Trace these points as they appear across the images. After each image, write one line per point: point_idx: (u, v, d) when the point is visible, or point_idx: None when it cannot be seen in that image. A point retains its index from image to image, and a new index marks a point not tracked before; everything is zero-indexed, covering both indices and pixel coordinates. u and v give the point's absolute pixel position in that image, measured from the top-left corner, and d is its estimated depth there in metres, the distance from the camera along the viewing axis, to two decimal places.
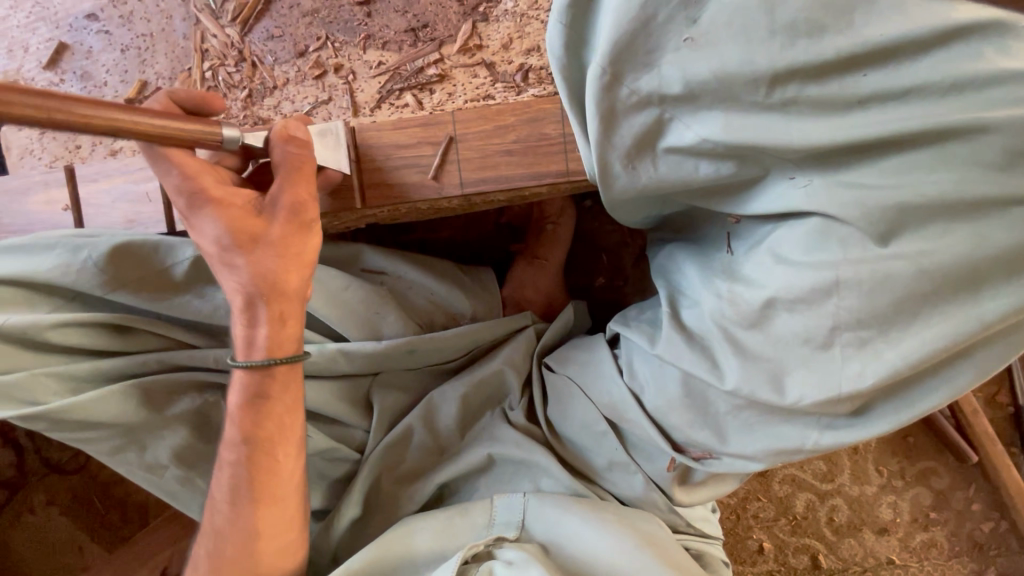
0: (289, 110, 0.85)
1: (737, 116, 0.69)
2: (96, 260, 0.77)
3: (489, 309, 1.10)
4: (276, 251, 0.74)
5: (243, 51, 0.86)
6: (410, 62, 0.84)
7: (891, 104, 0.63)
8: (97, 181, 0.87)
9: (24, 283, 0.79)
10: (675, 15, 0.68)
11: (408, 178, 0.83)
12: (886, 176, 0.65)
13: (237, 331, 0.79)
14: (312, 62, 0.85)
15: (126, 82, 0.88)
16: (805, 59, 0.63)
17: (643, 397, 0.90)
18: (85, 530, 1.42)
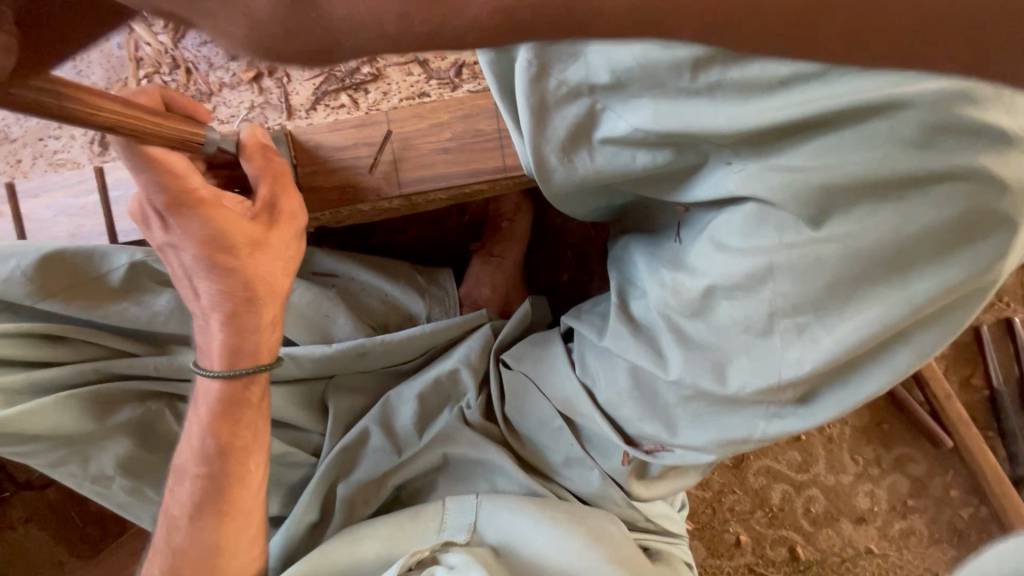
0: (224, 114, 0.85)
1: (665, 103, 0.67)
2: (24, 268, 0.76)
3: (446, 308, 1.09)
4: (271, 255, 0.75)
5: (177, 58, 0.85)
6: (344, 62, 0.84)
7: (814, 83, 0.59)
8: (38, 196, 0.86)
9: None
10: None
11: (345, 179, 0.81)
12: (813, 157, 0.63)
13: (218, 336, 0.78)
14: (245, 66, 0.85)
15: None
16: (723, 42, 0.61)
17: (595, 391, 0.89)
18: (63, 544, 1.42)
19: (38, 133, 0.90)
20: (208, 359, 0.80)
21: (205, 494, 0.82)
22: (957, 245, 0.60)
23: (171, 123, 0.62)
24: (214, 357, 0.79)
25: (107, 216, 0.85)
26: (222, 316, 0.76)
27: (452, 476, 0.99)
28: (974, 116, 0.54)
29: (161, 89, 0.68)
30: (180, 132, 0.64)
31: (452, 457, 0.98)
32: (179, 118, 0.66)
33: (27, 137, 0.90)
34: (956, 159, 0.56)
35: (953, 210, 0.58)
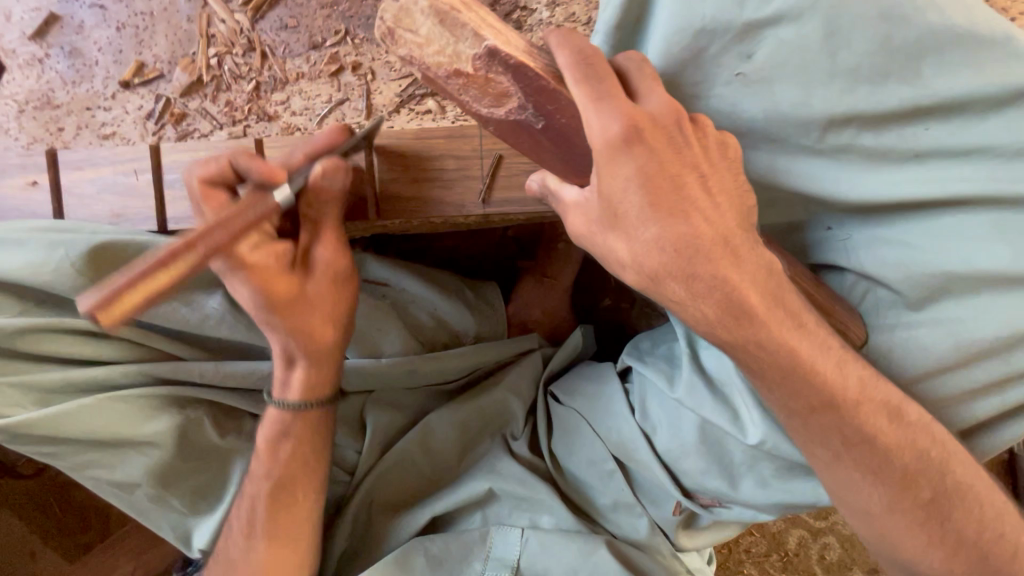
0: (299, 108, 0.79)
1: (782, 157, 0.65)
2: (72, 260, 0.69)
3: (494, 328, 1.05)
4: (314, 307, 0.72)
5: (253, 40, 0.79)
6: None
7: (946, 163, 0.60)
8: (83, 169, 0.79)
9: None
10: (730, 45, 0.61)
11: (430, 193, 0.77)
12: (930, 238, 0.62)
13: (298, 371, 0.75)
14: (328, 58, 0.79)
15: (121, 62, 0.81)
16: (864, 107, 0.59)
17: (654, 438, 0.87)
18: (39, 534, 1.32)
19: (86, 103, 0.82)
20: (287, 394, 0.76)
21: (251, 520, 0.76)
22: None
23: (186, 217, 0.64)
24: (292, 392, 0.76)
25: (159, 203, 0.78)
26: (289, 349, 0.74)
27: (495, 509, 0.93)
28: None
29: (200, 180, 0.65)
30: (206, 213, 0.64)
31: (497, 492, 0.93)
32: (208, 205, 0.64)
33: (73, 104, 0.82)
34: None
35: None
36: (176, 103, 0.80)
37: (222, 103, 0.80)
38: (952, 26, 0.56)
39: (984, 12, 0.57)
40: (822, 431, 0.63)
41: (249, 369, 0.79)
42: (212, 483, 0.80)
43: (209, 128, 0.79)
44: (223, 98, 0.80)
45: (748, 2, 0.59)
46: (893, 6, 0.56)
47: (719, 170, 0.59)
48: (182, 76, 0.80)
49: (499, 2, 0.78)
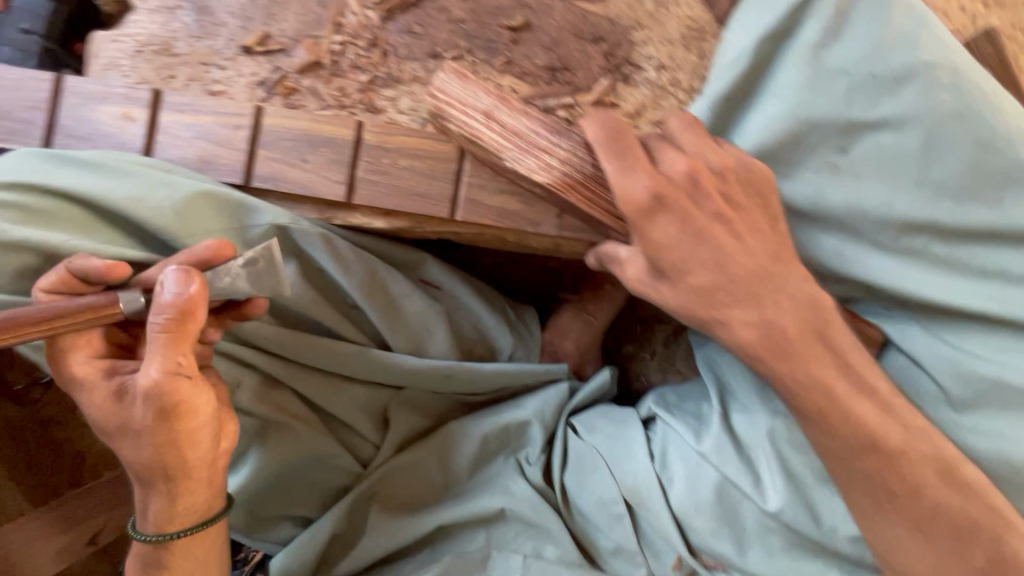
0: (406, 108, 0.84)
1: (851, 247, 0.70)
2: (176, 202, 0.70)
3: (527, 351, 1.06)
4: (155, 446, 0.64)
5: (378, 37, 0.84)
6: (543, 97, 0.83)
7: (1005, 283, 0.67)
8: (183, 112, 0.81)
9: (88, 201, 0.68)
10: (829, 137, 0.67)
11: (509, 205, 0.83)
12: (984, 347, 0.69)
13: (170, 502, 0.69)
14: (443, 69, 0.84)
15: (247, 29, 0.84)
16: (943, 219, 0.66)
17: (669, 490, 0.88)
18: (5, 470, 1.28)
19: (202, 57, 0.85)
20: (143, 527, 0.72)
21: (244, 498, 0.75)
22: None
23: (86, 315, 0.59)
24: (149, 518, 0.72)
25: (249, 163, 0.81)
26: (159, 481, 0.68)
27: (500, 532, 0.92)
28: None
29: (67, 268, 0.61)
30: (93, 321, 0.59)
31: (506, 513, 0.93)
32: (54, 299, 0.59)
33: (190, 56, 0.85)
34: None
35: None
36: (291, 77, 0.84)
37: (333, 87, 0.84)
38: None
39: None
40: (866, 479, 0.68)
41: (305, 340, 0.83)
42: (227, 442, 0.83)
43: (318, 107, 0.83)
44: (336, 83, 0.84)
45: (857, 104, 0.66)
46: (986, 140, 0.63)
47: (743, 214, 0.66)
48: (303, 54, 0.84)
49: (612, 54, 0.83)
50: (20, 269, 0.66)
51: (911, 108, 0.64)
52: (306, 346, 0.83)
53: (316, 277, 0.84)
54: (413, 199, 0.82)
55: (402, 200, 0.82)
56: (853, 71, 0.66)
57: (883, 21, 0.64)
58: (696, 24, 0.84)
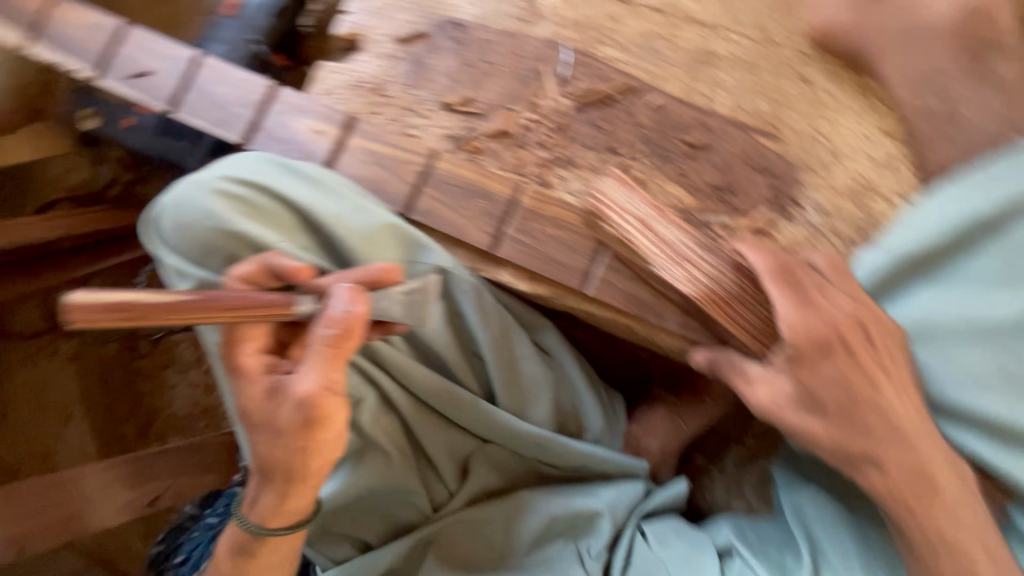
0: (574, 189, 0.89)
1: (1005, 446, 0.75)
2: (368, 229, 0.78)
3: (612, 436, 1.05)
4: (292, 443, 0.63)
5: (565, 123, 0.92)
6: (704, 213, 0.87)
7: None
8: (368, 140, 0.91)
9: (299, 210, 0.77)
10: (1005, 342, 0.74)
11: (644, 295, 0.85)
12: None
13: (276, 502, 0.67)
14: (617, 164, 0.90)
15: (454, 90, 0.94)
16: None
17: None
18: (85, 403, 1.38)
19: (408, 104, 0.95)
20: (249, 516, 0.68)
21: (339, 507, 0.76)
22: None
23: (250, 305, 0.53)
24: (256, 510, 0.68)
25: (414, 192, 0.90)
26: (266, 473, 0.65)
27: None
28: None
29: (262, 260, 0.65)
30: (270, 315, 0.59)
31: None
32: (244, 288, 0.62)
33: (397, 100, 0.95)
34: None
35: None
36: (479, 138, 0.92)
37: (514, 156, 0.91)
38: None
39: None
40: None
41: (421, 376, 0.87)
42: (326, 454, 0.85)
43: (496, 170, 0.91)
44: (517, 153, 0.91)
45: None
46: None
47: (896, 369, 0.73)
48: (496, 122, 0.92)
49: (778, 190, 0.88)
50: (229, 257, 0.73)
51: None
52: (422, 382, 0.87)
53: (453, 320, 0.89)
54: (550, 264, 0.87)
55: (541, 262, 0.87)
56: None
57: None
58: (865, 182, 0.87)
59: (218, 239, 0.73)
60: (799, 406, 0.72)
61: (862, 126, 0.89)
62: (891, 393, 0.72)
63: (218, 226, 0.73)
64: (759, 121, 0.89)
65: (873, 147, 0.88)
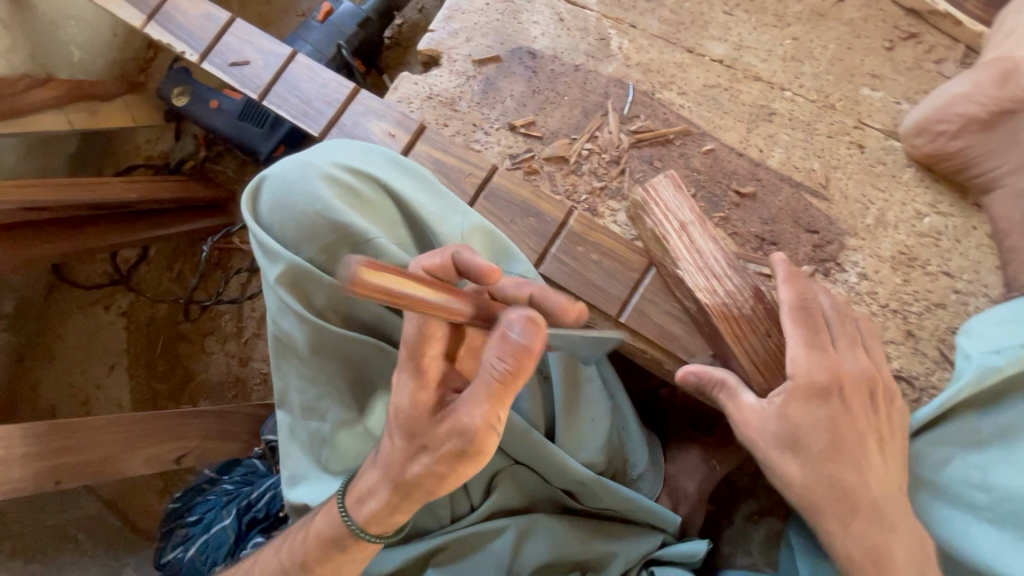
0: (622, 221, 0.94)
1: None
2: (463, 230, 0.84)
3: (648, 480, 1.06)
4: (435, 466, 0.60)
5: (621, 157, 0.96)
6: (745, 261, 0.90)
7: None
8: (435, 150, 0.97)
9: (401, 207, 0.85)
10: None
11: (676, 332, 0.87)
12: None
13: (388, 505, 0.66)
14: None
15: (519, 113, 1.00)
16: None
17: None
18: (128, 357, 1.46)
19: (475, 120, 1.01)
20: (354, 513, 0.69)
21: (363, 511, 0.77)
22: None
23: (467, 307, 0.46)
24: (361, 511, 0.69)
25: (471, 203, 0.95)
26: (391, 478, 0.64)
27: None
28: None
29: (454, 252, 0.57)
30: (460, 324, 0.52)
31: None
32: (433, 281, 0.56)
33: (466, 115, 1.01)
34: None
35: None
36: (536, 161, 0.98)
37: (568, 182, 0.96)
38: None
39: None
40: None
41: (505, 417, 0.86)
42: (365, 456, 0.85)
43: (549, 193, 0.96)
44: (571, 180, 0.96)
45: None
46: None
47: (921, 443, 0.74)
48: (556, 148, 0.97)
49: (821, 248, 0.89)
50: (331, 242, 0.81)
51: None
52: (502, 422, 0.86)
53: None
54: (589, 288, 0.89)
55: (580, 286, 0.90)
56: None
57: None
58: (909, 253, 0.88)
59: (318, 223, 0.80)
60: (822, 460, 0.69)
61: (913, 197, 0.90)
62: (877, 459, 0.71)
63: (321, 211, 0.80)
64: (810, 180, 0.92)
65: (920, 219, 0.89)
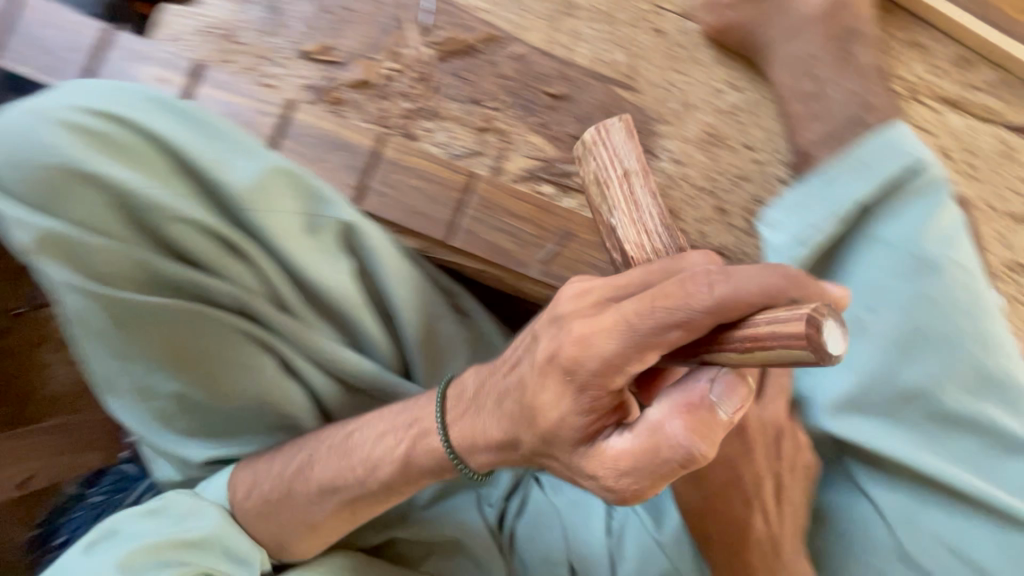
0: (439, 140, 0.90)
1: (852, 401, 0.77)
2: (255, 171, 0.74)
3: None
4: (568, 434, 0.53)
5: (428, 73, 0.91)
6: (565, 163, 0.90)
7: (967, 479, 0.73)
8: (220, 90, 0.86)
9: (167, 152, 0.73)
10: (856, 295, 0.77)
11: (505, 245, 0.86)
12: (939, 525, 0.74)
13: (497, 435, 0.58)
14: (481, 115, 0.91)
15: (310, 37, 0.91)
16: (934, 403, 0.73)
17: (617, 567, 0.92)
18: None
19: (262, 52, 0.90)
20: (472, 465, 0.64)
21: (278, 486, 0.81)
22: None
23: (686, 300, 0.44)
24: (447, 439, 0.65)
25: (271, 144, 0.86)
26: (512, 416, 0.56)
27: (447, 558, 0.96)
28: None
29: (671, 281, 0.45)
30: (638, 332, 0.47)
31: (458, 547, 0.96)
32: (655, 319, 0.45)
33: (251, 46, 0.90)
34: None
35: None
36: (339, 89, 0.90)
37: (376, 108, 0.90)
38: (1004, 373, 0.72)
39: None
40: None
41: (322, 348, 0.80)
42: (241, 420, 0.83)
43: (358, 123, 0.89)
44: (380, 105, 0.90)
45: (895, 276, 0.75)
46: (984, 349, 0.72)
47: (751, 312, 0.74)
48: (357, 72, 0.90)
49: None
50: (77, 195, 0.70)
51: (938, 294, 0.73)
52: (320, 353, 0.81)
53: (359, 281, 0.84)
54: (414, 216, 0.86)
55: (405, 215, 0.86)
56: (898, 244, 0.75)
57: (935, 217, 0.75)
58: (713, 131, 0.92)
59: (63, 181, 0.70)
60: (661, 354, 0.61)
61: (711, 77, 0.93)
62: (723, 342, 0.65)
63: (66, 166, 0.69)
64: (617, 72, 0.92)
65: (719, 97, 0.93)
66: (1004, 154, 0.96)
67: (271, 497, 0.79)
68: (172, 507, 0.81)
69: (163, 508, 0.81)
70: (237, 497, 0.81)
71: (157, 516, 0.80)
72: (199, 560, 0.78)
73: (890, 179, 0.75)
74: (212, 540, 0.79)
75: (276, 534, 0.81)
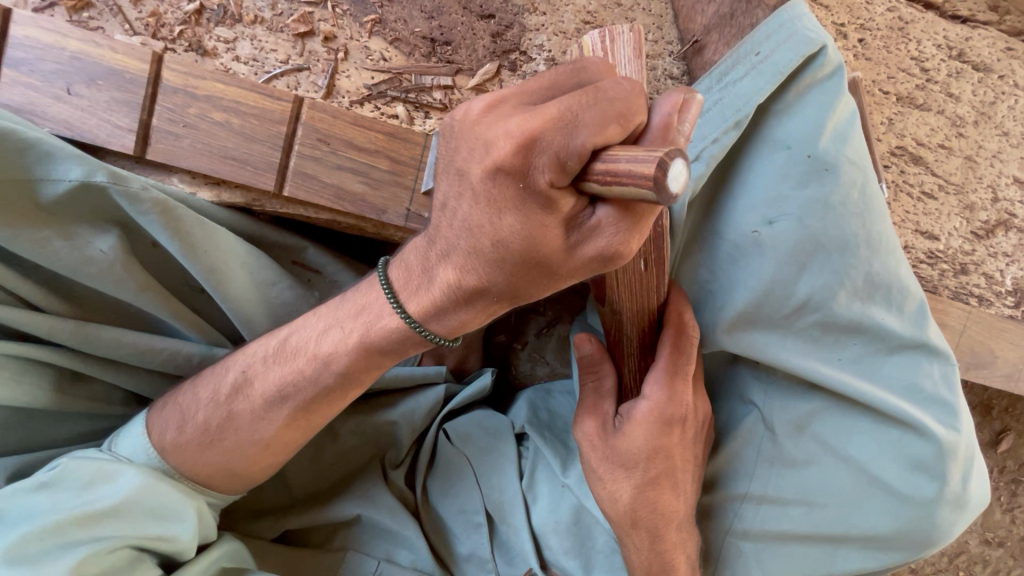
0: (245, 55, 0.69)
1: (751, 322, 0.71)
2: None
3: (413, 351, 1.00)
4: (516, 266, 0.48)
5: None
6: (417, 74, 0.72)
7: (859, 385, 0.71)
8: None
9: None
10: (752, 207, 0.69)
11: (350, 184, 0.68)
12: (829, 431, 0.74)
13: (457, 285, 0.52)
14: (297, 15, 0.70)
15: None
16: (831, 313, 0.69)
17: (532, 509, 0.90)
18: None
19: None
20: (435, 328, 0.58)
21: (189, 421, 0.68)
22: (885, 545, 0.73)
23: (602, 95, 0.42)
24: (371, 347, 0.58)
25: None
26: (474, 258, 0.50)
27: (354, 534, 0.88)
28: (942, 468, 0.69)
29: (582, 89, 0.42)
30: (547, 132, 0.42)
31: (365, 519, 0.88)
32: (561, 112, 0.42)
33: None
34: (913, 485, 0.70)
35: (894, 524, 0.71)
36: None
37: (144, 10, 0.67)
38: (891, 274, 0.68)
39: (919, 309, 0.70)
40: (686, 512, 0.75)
41: (116, 340, 0.66)
42: (31, 441, 0.70)
43: (120, 36, 0.66)
44: (147, 6, 0.67)
45: (791, 179, 0.67)
46: (876, 249, 0.67)
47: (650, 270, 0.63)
48: None
49: (501, 37, 0.74)
50: None
51: (834, 195, 0.66)
52: (115, 346, 0.67)
53: (150, 253, 0.67)
54: (226, 162, 0.66)
55: (213, 161, 0.66)
56: (796, 145, 0.67)
57: (831, 108, 0.66)
58: (593, 19, 0.77)
59: None
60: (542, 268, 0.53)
61: None
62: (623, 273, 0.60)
63: None
64: None
65: None
66: (897, 28, 0.90)
67: (206, 425, 0.68)
68: (72, 475, 0.64)
69: (58, 478, 0.64)
70: (165, 437, 0.69)
71: (53, 488, 0.63)
72: (119, 529, 0.63)
73: (790, 69, 0.65)
74: (134, 504, 0.65)
75: (218, 464, 0.70)
